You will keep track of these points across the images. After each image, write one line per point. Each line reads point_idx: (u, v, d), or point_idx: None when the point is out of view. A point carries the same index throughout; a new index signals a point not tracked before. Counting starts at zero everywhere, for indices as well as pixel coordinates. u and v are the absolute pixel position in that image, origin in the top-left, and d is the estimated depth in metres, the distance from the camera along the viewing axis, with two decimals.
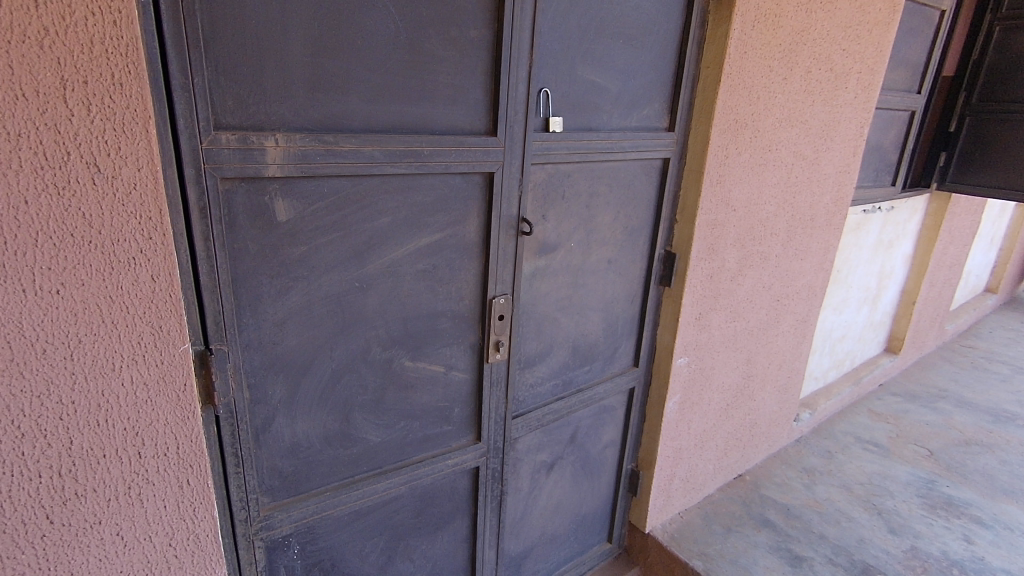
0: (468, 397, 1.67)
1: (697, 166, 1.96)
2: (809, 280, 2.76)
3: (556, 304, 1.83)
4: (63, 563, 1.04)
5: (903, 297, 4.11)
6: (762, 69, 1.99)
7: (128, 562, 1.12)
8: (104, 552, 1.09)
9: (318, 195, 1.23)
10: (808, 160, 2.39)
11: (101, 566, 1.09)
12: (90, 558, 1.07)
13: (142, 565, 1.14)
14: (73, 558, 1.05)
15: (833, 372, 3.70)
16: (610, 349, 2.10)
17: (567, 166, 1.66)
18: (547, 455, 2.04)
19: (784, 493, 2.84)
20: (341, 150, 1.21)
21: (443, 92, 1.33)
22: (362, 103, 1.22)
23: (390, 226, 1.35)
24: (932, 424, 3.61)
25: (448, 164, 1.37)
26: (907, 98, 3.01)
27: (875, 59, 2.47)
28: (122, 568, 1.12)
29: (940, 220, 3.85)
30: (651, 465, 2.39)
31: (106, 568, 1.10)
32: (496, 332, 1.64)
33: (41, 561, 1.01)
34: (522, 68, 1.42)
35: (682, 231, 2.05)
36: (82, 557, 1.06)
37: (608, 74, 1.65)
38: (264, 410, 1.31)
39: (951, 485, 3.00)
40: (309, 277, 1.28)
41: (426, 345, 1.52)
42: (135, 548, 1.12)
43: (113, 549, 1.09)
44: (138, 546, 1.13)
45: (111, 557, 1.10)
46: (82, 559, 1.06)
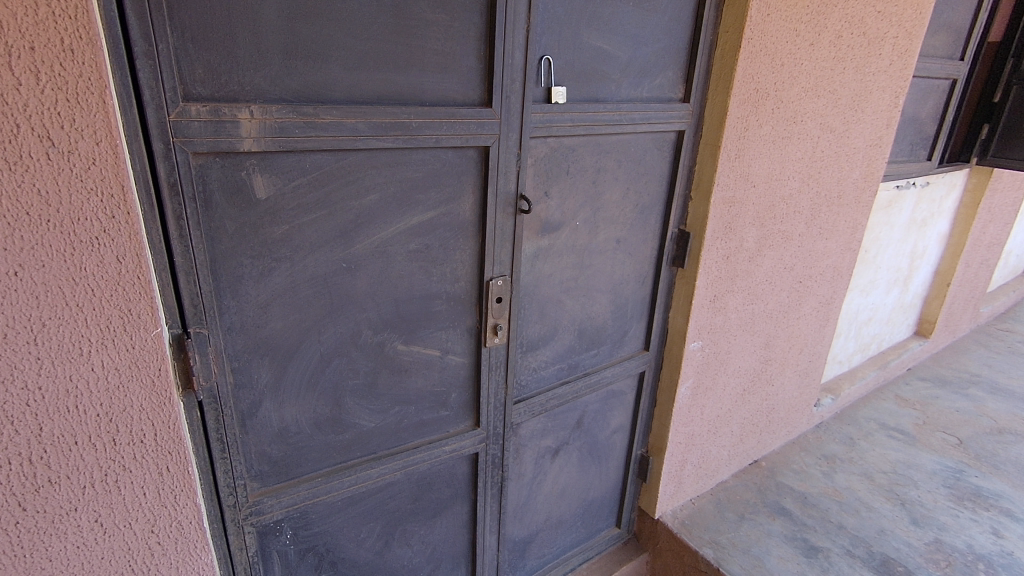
0: (467, 382, 1.61)
1: (714, 138, 1.83)
2: (834, 260, 2.62)
3: (560, 286, 1.75)
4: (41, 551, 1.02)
5: (936, 277, 3.91)
6: (788, 34, 1.84)
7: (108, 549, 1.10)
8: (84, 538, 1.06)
9: (298, 170, 1.15)
10: (836, 133, 2.24)
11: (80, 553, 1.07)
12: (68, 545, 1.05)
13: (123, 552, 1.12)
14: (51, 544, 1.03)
15: (858, 356, 3.55)
16: (619, 332, 2.02)
17: (571, 139, 1.56)
18: (551, 440, 1.98)
19: (802, 481, 2.75)
20: (323, 122, 1.13)
21: (433, 59, 1.23)
22: (344, 72, 1.14)
23: (378, 203, 1.27)
24: (962, 411, 3.46)
25: (439, 137, 1.28)
26: (948, 66, 2.80)
27: (915, 22, 2.28)
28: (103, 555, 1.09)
29: (980, 196, 3.63)
30: (661, 451, 2.32)
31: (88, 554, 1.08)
32: (494, 315, 1.56)
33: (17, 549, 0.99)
34: (519, 33, 1.31)
35: (697, 208, 1.94)
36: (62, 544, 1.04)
37: (615, 40, 1.53)
38: (250, 394, 1.27)
39: (980, 476, 2.87)
40: (292, 258, 1.22)
41: (420, 328, 1.45)
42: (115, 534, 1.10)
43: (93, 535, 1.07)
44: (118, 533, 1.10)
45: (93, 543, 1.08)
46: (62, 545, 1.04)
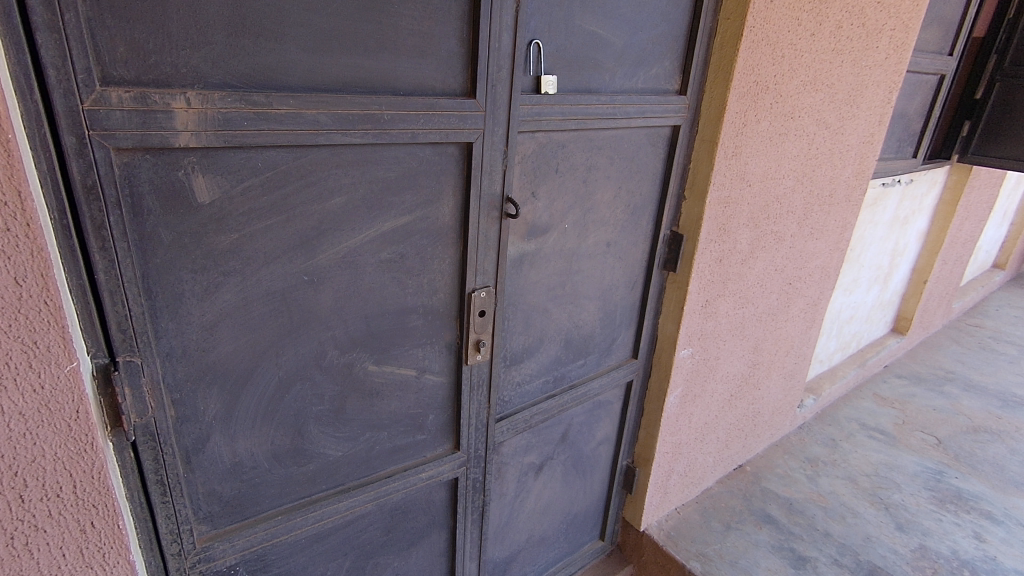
0: (446, 402, 1.45)
1: (711, 134, 1.71)
2: (823, 261, 2.54)
3: (547, 294, 1.61)
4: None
5: (914, 274, 3.91)
6: (790, 23, 1.72)
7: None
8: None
9: (248, 170, 0.98)
10: (831, 129, 2.14)
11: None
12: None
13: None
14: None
15: (838, 355, 3.52)
16: (607, 340, 1.89)
17: (562, 134, 1.41)
18: (535, 456, 1.85)
19: (787, 486, 2.69)
20: (277, 113, 0.95)
21: (408, 41, 1.05)
22: (302, 54, 0.96)
23: (344, 207, 1.10)
24: (939, 409, 3.46)
25: (416, 132, 1.11)
26: (936, 61, 2.74)
27: (912, 14, 2.18)
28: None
29: (959, 193, 3.63)
30: (648, 462, 2.22)
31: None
32: (477, 330, 1.40)
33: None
34: (508, 12, 1.14)
35: (691, 209, 1.81)
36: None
37: (610, 25, 1.39)
38: (195, 429, 1.10)
39: (960, 477, 2.86)
40: (244, 271, 1.04)
41: (393, 347, 1.29)
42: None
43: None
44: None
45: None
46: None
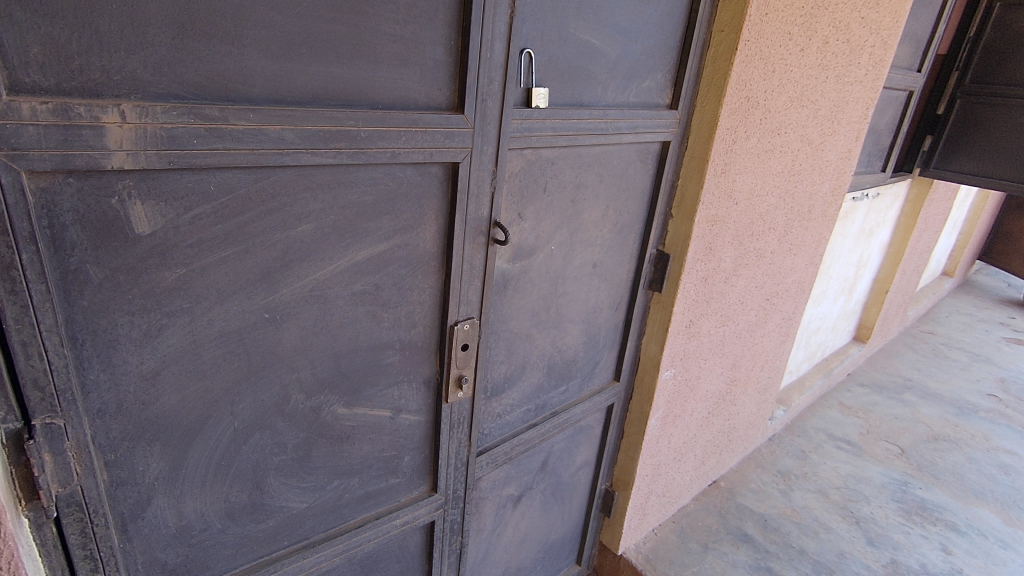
0: (422, 442, 1.33)
1: (702, 150, 1.63)
2: (799, 276, 2.52)
3: (530, 319, 1.50)
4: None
5: (876, 284, 3.98)
6: (781, 37, 1.66)
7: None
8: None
9: (199, 195, 0.83)
10: (814, 145, 2.10)
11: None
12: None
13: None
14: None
15: (806, 364, 3.54)
16: (590, 364, 1.80)
17: (551, 150, 1.30)
18: (514, 488, 1.74)
19: (760, 502, 2.67)
20: (234, 130, 0.80)
21: (389, 47, 0.92)
22: (265, 61, 0.81)
23: (312, 236, 0.96)
24: (900, 418, 3.53)
25: (396, 151, 0.97)
26: (907, 77, 2.76)
27: (892, 30, 2.17)
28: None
29: (919, 206, 3.71)
30: (627, 486, 2.14)
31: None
32: (458, 365, 1.28)
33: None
34: (502, 18, 1.01)
35: (678, 227, 1.74)
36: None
37: (604, 34, 1.28)
38: (133, 492, 0.94)
39: (924, 488, 2.91)
40: (192, 312, 0.89)
41: (366, 387, 1.16)
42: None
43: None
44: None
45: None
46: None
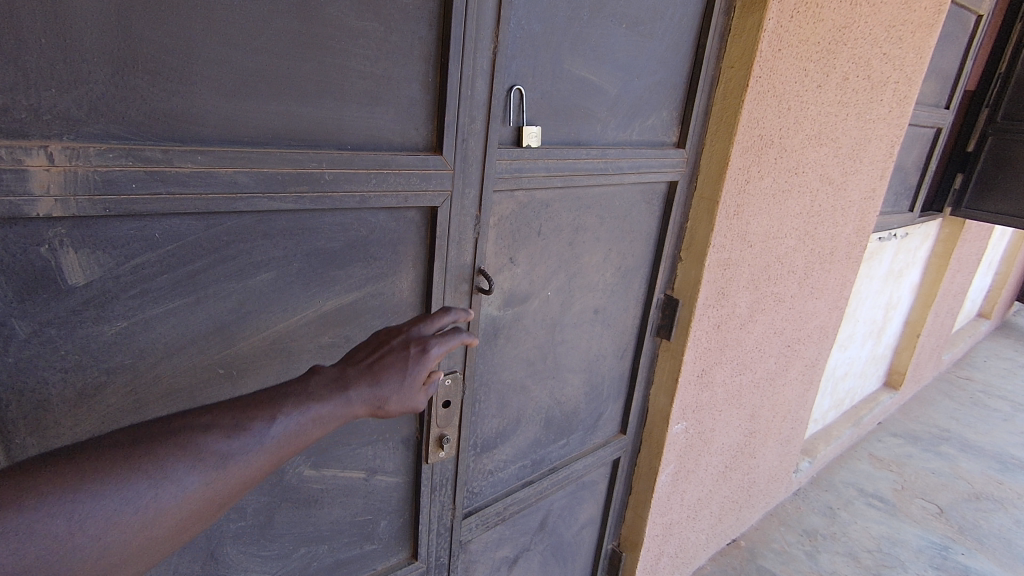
0: (401, 504, 1.23)
1: (711, 191, 1.54)
2: (822, 321, 2.38)
3: (526, 370, 1.40)
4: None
5: (906, 328, 3.79)
6: (797, 73, 1.57)
7: (97, 508, 0.53)
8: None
9: (142, 242, 0.76)
10: (835, 185, 1.99)
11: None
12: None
13: (123, 507, 0.55)
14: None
15: (832, 412, 3.34)
16: (593, 416, 1.68)
17: (545, 192, 1.22)
18: (509, 550, 1.61)
19: (784, 565, 2.47)
20: (179, 173, 0.73)
21: (357, 85, 0.86)
22: (219, 100, 0.76)
23: (274, 285, 0.89)
24: (937, 473, 3.29)
25: (366, 195, 0.91)
26: (935, 113, 2.64)
27: (915, 66, 2.07)
28: (74, 531, 0.52)
29: (951, 246, 3.53)
30: (635, 547, 1.98)
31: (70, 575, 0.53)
32: (439, 424, 1.20)
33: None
34: (484, 54, 0.96)
35: (687, 272, 1.63)
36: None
37: (602, 71, 1.21)
38: None
39: (967, 553, 2.67)
40: (136, 368, 0.81)
41: (336, 447, 1.07)
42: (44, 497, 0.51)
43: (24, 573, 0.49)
44: (56, 497, 0.52)
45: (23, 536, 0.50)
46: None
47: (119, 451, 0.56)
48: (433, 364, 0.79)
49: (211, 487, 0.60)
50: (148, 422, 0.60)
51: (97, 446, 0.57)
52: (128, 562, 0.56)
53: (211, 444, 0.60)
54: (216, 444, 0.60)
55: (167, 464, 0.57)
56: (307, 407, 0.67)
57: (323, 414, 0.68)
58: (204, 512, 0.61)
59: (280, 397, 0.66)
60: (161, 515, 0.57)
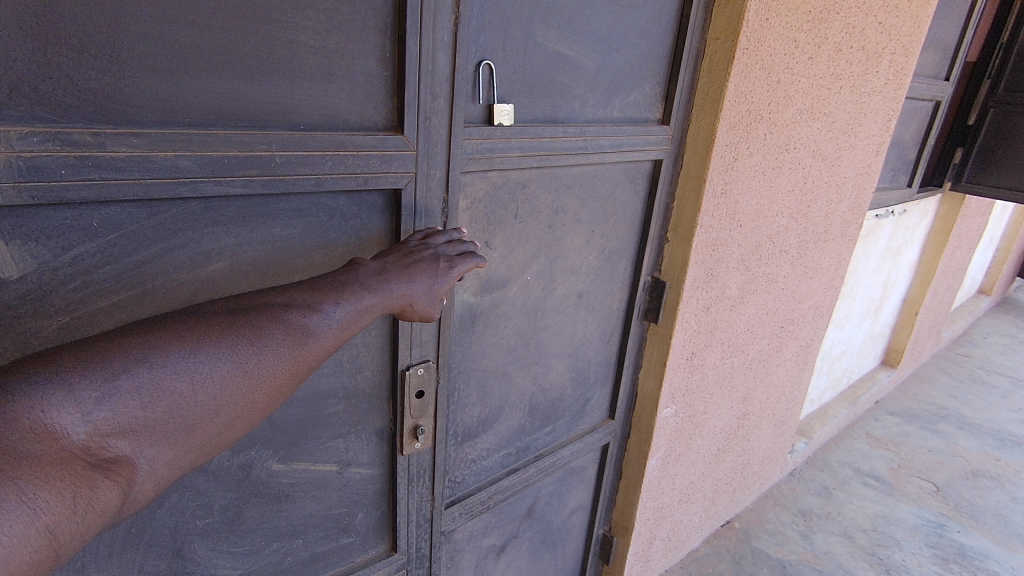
0: (378, 496, 1.21)
1: (698, 169, 1.48)
2: (817, 301, 2.33)
3: (507, 356, 1.36)
4: (34, 467, 0.51)
5: (905, 306, 3.74)
6: (786, 44, 1.51)
7: (209, 365, 0.62)
8: (132, 403, 0.57)
9: (80, 232, 0.72)
10: (828, 161, 1.93)
11: (162, 428, 0.60)
12: (101, 443, 0.56)
13: (229, 366, 0.64)
14: (47, 455, 0.52)
15: (829, 392, 3.32)
16: (579, 402, 1.65)
17: (521, 173, 1.18)
18: (496, 538, 1.59)
19: (779, 545, 2.46)
20: (113, 157, 0.68)
21: (307, 60, 0.82)
22: (155, 78, 0.71)
23: (228, 275, 0.85)
24: (934, 450, 3.27)
25: (322, 178, 0.86)
26: (933, 86, 2.57)
27: (913, 37, 2.00)
28: (191, 385, 0.61)
29: (951, 223, 3.48)
30: (627, 532, 1.96)
31: (188, 425, 0.62)
32: (414, 414, 1.17)
33: (21, 565, 0.49)
34: (444, 26, 0.92)
35: (675, 253, 1.59)
36: (72, 429, 0.54)
37: (579, 43, 1.16)
38: None
39: (963, 531, 2.66)
40: None
41: (305, 440, 1.05)
42: (166, 353, 0.60)
43: (158, 415, 0.58)
44: (168, 352, 0.60)
45: (153, 384, 0.58)
46: (71, 462, 0.53)
47: (217, 323, 0.66)
48: (457, 272, 0.95)
49: (296, 355, 0.70)
50: (233, 304, 0.71)
51: (193, 321, 0.66)
52: (231, 418, 0.65)
53: (294, 318, 0.71)
54: (297, 318, 0.71)
55: (261, 332, 0.67)
56: (362, 295, 0.79)
57: (375, 302, 0.81)
58: (290, 379, 0.70)
59: (342, 284, 0.77)
60: (260, 375, 0.67)
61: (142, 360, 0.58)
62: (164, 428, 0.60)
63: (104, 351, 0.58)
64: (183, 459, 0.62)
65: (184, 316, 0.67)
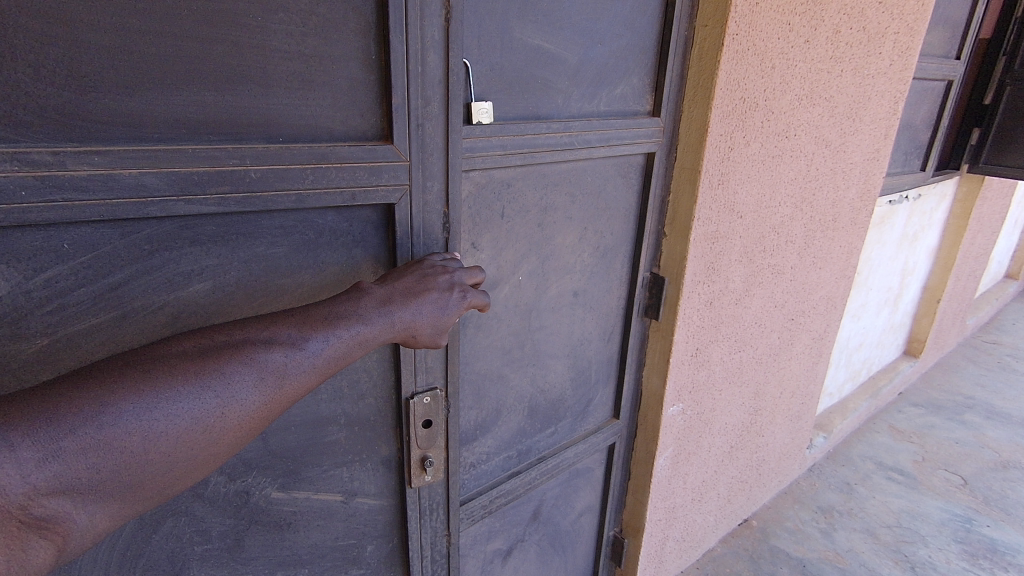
0: (388, 529, 1.21)
1: (692, 160, 1.45)
2: (828, 291, 2.27)
3: (502, 358, 1.34)
4: None
5: (925, 293, 3.64)
6: (779, 28, 1.47)
7: (162, 421, 0.60)
8: (74, 464, 0.55)
9: (52, 254, 0.72)
10: (832, 147, 1.88)
11: (105, 487, 0.57)
12: (37, 503, 0.53)
13: (185, 420, 0.61)
14: None
15: (848, 385, 3.24)
16: (581, 403, 1.62)
17: (504, 172, 1.16)
18: (502, 541, 1.58)
19: (799, 544, 2.40)
20: (75, 177, 0.68)
21: (281, 67, 0.81)
22: (119, 94, 0.71)
23: (211, 296, 0.84)
24: (962, 442, 3.17)
25: (302, 194, 0.85)
26: (944, 66, 2.49)
27: (918, 15, 1.94)
28: (147, 439, 0.59)
29: (970, 206, 3.37)
30: (638, 533, 1.92)
31: (135, 481, 0.59)
32: (422, 445, 1.16)
33: None
34: (433, 23, 0.90)
35: (673, 247, 1.55)
36: (9, 490, 0.51)
37: (559, 36, 1.14)
38: None
39: (992, 526, 2.56)
40: None
41: (306, 469, 1.04)
42: (120, 408, 0.57)
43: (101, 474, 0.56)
44: (120, 407, 0.57)
45: (99, 445, 0.56)
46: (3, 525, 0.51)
47: (185, 367, 0.63)
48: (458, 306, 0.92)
49: (259, 404, 0.67)
50: (206, 339, 0.68)
51: (157, 365, 0.62)
52: (181, 472, 0.63)
53: (270, 362, 0.68)
54: (265, 364, 0.68)
55: (224, 382, 0.64)
56: (340, 337, 0.75)
57: (355, 341, 0.77)
58: (250, 428, 0.67)
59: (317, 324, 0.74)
60: (218, 427, 0.64)
61: (91, 416, 0.56)
62: (108, 486, 0.58)
63: (54, 401, 0.55)
64: (127, 512, 0.60)
65: (153, 354, 0.64)
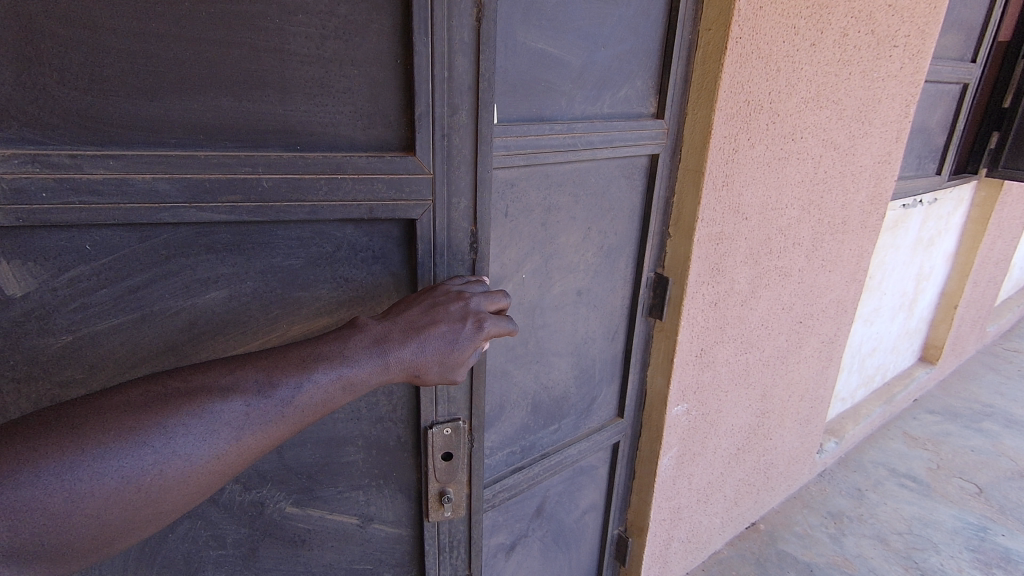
0: (407, 559, 1.18)
1: (695, 163, 1.47)
2: (838, 294, 2.26)
3: (506, 354, 1.37)
4: None
5: (943, 299, 3.59)
6: (783, 31, 1.48)
7: (86, 482, 0.59)
8: None
9: (75, 254, 0.76)
10: (841, 150, 1.88)
11: (29, 549, 0.57)
12: None
13: (112, 481, 0.60)
14: None
15: (861, 390, 3.21)
16: (585, 401, 1.65)
17: (508, 172, 1.19)
18: (506, 536, 1.60)
19: (806, 548, 2.39)
20: (92, 180, 0.73)
21: (301, 72, 0.84)
22: (139, 99, 0.75)
23: (227, 304, 0.88)
24: (978, 451, 3.12)
25: (317, 206, 0.87)
26: (958, 69, 2.48)
27: (929, 18, 1.93)
28: (84, 497, 0.59)
29: (988, 211, 3.32)
30: (642, 532, 1.93)
31: (62, 542, 0.59)
32: (441, 480, 1.12)
33: None
34: (462, 24, 0.88)
35: (677, 248, 1.57)
36: None
37: (562, 40, 1.17)
38: None
39: (1007, 535, 2.52)
40: (88, 383, 0.81)
41: (322, 488, 1.05)
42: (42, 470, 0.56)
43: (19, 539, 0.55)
44: (43, 468, 0.57)
45: (17, 508, 0.55)
46: None
47: (121, 421, 0.62)
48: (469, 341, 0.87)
49: (198, 462, 0.65)
50: (159, 387, 0.67)
51: (93, 419, 0.61)
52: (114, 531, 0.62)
53: (222, 416, 0.67)
54: (205, 419, 0.66)
55: (157, 440, 0.63)
56: (295, 388, 0.72)
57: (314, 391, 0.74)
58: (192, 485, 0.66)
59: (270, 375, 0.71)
60: (152, 486, 0.63)
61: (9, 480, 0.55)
62: (33, 548, 0.57)
63: None
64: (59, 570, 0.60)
65: (97, 403, 0.63)
